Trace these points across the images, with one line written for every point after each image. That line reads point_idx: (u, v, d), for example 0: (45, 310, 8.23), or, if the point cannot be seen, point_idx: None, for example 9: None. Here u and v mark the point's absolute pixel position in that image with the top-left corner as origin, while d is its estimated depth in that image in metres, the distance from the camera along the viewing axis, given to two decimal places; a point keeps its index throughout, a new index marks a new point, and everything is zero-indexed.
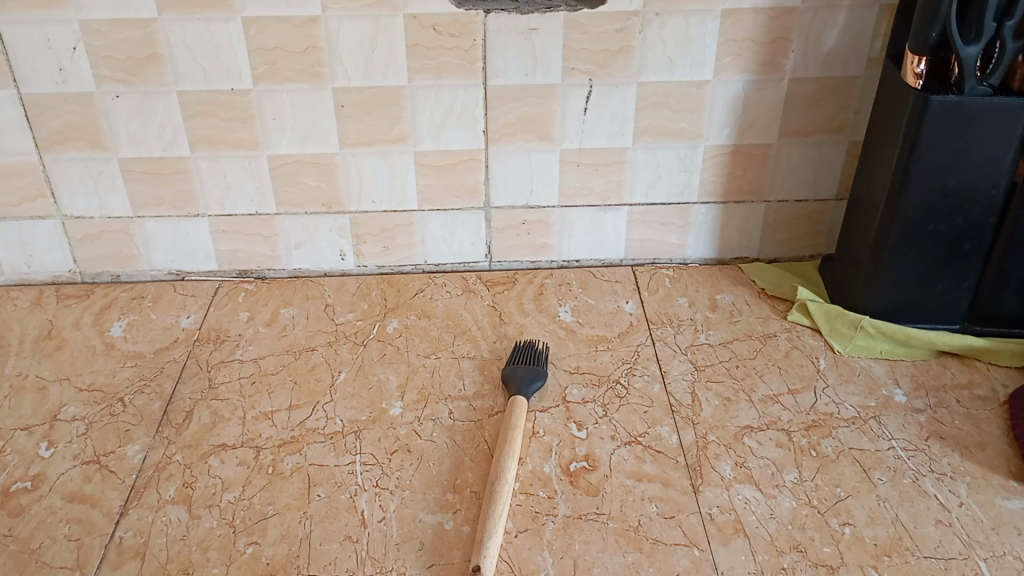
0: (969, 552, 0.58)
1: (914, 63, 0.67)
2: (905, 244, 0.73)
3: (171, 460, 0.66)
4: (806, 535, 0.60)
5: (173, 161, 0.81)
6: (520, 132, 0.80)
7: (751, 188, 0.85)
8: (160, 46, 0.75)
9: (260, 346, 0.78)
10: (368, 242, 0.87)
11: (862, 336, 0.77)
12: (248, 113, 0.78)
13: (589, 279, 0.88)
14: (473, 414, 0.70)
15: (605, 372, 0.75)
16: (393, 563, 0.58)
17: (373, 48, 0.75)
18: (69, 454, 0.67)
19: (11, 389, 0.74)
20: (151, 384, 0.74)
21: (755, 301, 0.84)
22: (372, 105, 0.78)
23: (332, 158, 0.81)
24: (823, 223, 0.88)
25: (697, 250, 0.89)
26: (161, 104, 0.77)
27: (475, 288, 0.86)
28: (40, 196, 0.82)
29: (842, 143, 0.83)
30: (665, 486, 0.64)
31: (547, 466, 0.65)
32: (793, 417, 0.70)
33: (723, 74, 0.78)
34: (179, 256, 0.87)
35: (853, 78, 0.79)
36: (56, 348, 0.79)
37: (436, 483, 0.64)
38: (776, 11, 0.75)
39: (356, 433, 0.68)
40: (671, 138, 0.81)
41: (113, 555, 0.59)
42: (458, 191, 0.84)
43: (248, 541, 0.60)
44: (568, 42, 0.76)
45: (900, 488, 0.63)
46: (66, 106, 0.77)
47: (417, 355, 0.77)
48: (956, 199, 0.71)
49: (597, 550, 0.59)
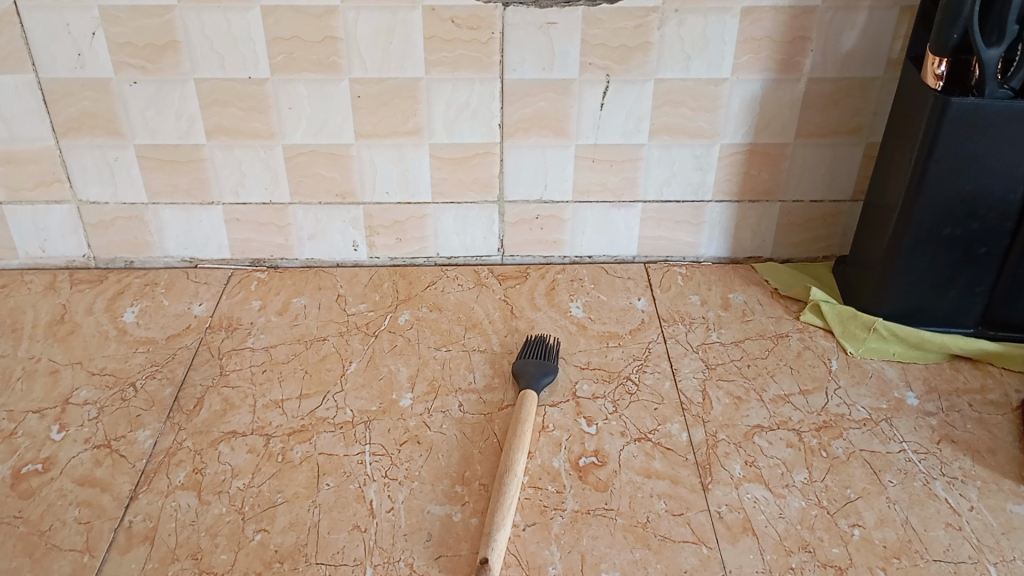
0: (979, 556, 0.58)
1: (934, 65, 0.67)
2: (919, 247, 0.73)
3: (182, 446, 0.66)
4: (815, 535, 0.60)
5: (189, 149, 0.81)
6: (534, 128, 0.80)
7: (765, 188, 0.85)
8: (177, 34, 0.75)
9: (271, 334, 0.79)
10: (381, 233, 0.87)
11: (874, 339, 0.77)
12: (263, 103, 0.78)
13: (601, 275, 0.87)
14: (483, 407, 0.70)
15: (616, 369, 0.75)
16: (400, 554, 0.58)
17: (390, 40, 0.75)
18: (80, 438, 0.67)
19: (23, 372, 0.74)
20: (163, 370, 0.74)
21: (767, 301, 0.84)
22: (387, 98, 0.78)
23: (347, 149, 0.81)
24: (837, 225, 0.87)
25: (710, 249, 0.89)
26: (177, 92, 0.78)
27: (487, 282, 0.86)
28: (55, 181, 0.83)
29: (858, 145, 0.82)
30: (674, 483, 0.63)
31: (556, 461, 0.65)
32: (804, 418, 0.70)
33: (740, 73, 0.78)
34: (192, 244, 0.87)
35: (871, 80, 0.79)
36: (68, 332, 0.79)
37: (444, 475, 0.64)
38: (795, 10, 0.75)
39: (366, 423, 0.69)
40: (686, 136, 0.81)
41: (122, 540, 0.59)
42: (471, 185, 0.84)
43: (256, 529, 0.60)
44: (585, 38, 0.76)
45: (910, 490, 0.63)
46: (83, 93, 0.78)
47: (427, 347, 0.77)
48: (971, 203, 0.70)
49: (605, 545, 0.59)
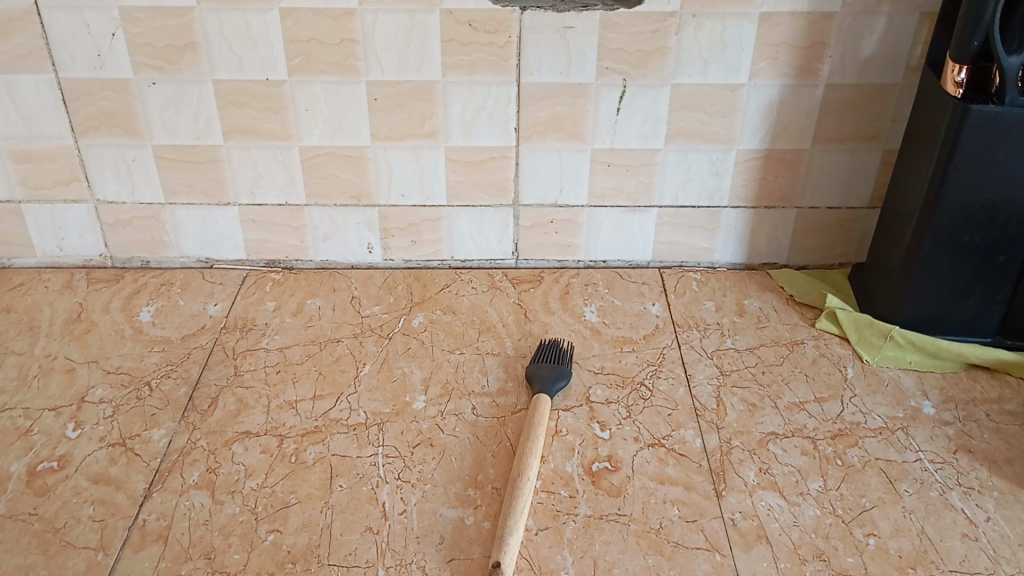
0: (995, 567, 0.58)
1: (954, 72, 0.67)
2: (937, 255, 0.72)
3: (195, 446, 0.67)
4: (829, 544, 0.59)
5: (206, 150, 0.81)
6: (551, 131, 0.80)
7: (783, 194, 0.84)
8: (196, 34, 0.75)
9: (285, 335, 0.79)
10: (395, 236, 0.87)
11: (890, 347, 0.76)
12: (281, 104, 0.79)
13: (615, 280, 0.87)
14: (496, 410, 0.70)
15: (629, 374, 0.74)
16: (412, 556, 0.58)
17: (408, 42, 0.75)
18: (95, 436, 0.68)
19: (39, 369, 0.75)
20: (178, 369, 0.75)
21: (783, 307, 0.83)
22: (404, 99, 0.78)
23: (363, 151, 0.81)
24: (853, 232, 0.87)
25: (725, 254, 0.88)
26: (196, 91, 0.78)
27: (500, 285, 0.86)
28: (73, 180, 0.83)
29: (877, 151, 0.82)
30: (688, 490, 0.63)
31: (569, 465, 0.65)
32: (819, 426, 0.69)
33: (758, 78, 0.78)
34: (207, 244, 0.87)
35: (891, 86, 0.78)
36: (84, 331, 0.80)
37: (458, 478, 0.64)
38: (815, 15, 0.74)
39: (378, 426, 0.69)
40: (703, 141, 0.81)
41: (137, 538, 0.59)
42: (486, 187, 0.84)
43: (269, 529, 0.60)
44: (603, 42, 0.76)
45: (926, 500, 0.63)
46: (103, 93, 0.78)
47: (440, 350, 0.77)
48: (992, 211, 0.70)
49: (618, 551, 0.58)
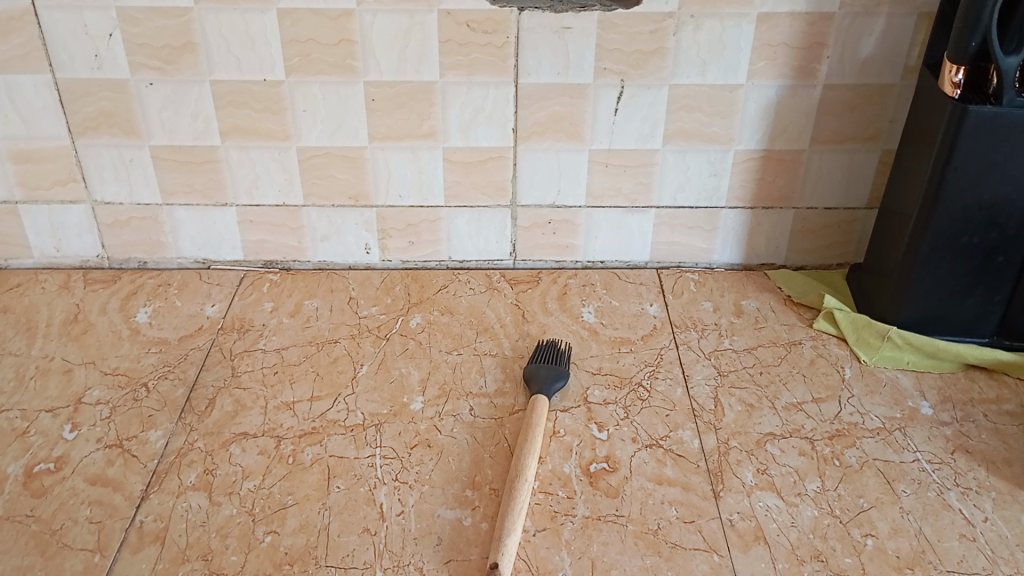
0: (993, 568, 0.58)
1: (951, 72, 0.67)
2: (935, 256, 0.72)
3: (193, 447, 0.67)
4: (828, 545, 0.59)
5: (204, 150, 0.81)
6: (549, 131, 0.80)
7: (781, 195, 0.84)
8: (194, 35, 0.75)
9: (283, 336, 0.79)
10: (393, 236, 0.87)
11: (889, 347, 0.76)
12: (279, 104, 0.79)
13: (613, 280, 0.87)
14: (494, 411, 0.70)
15: (627, 374, 0.74)
16: (410, 557, 0.58)
17: (407, 42, 0.75)
18: (92, 437, 0.68)
19: (36, 370, 0.75)
20: (175, 370, 0.74)
21: (781, 308, 0.83)
22: (403, 100, 0.78)
23: (361, 152, 0.81)
24: (852, 232, 0.87)
25: (724, 255, 0.88)
26: (194, 92, 0.78)
27: (499, 285, 0.86)
28: (71, 180, 0.83)
29: (875, 152, 0.82)
30: (686, 490, 0.63)
31: (567, 466, 0.65)
32: (817, 426, 0.69)
33: (756, 78, 0.78)
34: (205, 245, 0.87)
35: (889, 87, 0.78)
36: (81, 332, 0.79)
37: (456, 479, 0.64)
38: (813, 16, 0.74)
39: (376, 426, 0.69)
40: (701, 142, 0.81)
41: (134, 539, 0.59)
42: (485, 188, 0.84)
43: (267, 530, 0.60)
44: (601, 43, 0.76)
45: (924, 501, 0.62)
46: (100, 93, 0.78)
47: (439, 351, 0.77)
48: (991, 212, 0.70)
49: (615, 552, 0.58)
